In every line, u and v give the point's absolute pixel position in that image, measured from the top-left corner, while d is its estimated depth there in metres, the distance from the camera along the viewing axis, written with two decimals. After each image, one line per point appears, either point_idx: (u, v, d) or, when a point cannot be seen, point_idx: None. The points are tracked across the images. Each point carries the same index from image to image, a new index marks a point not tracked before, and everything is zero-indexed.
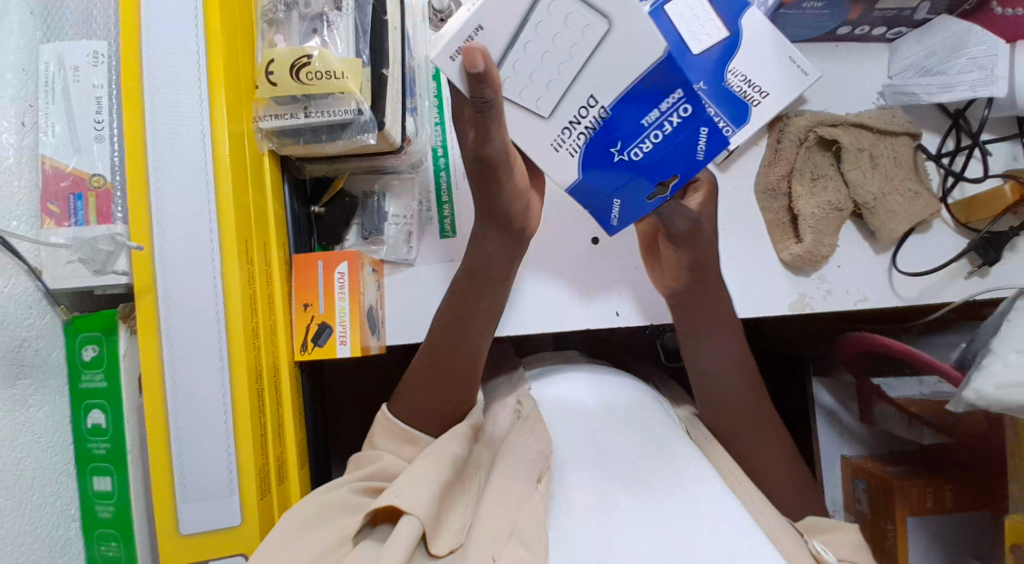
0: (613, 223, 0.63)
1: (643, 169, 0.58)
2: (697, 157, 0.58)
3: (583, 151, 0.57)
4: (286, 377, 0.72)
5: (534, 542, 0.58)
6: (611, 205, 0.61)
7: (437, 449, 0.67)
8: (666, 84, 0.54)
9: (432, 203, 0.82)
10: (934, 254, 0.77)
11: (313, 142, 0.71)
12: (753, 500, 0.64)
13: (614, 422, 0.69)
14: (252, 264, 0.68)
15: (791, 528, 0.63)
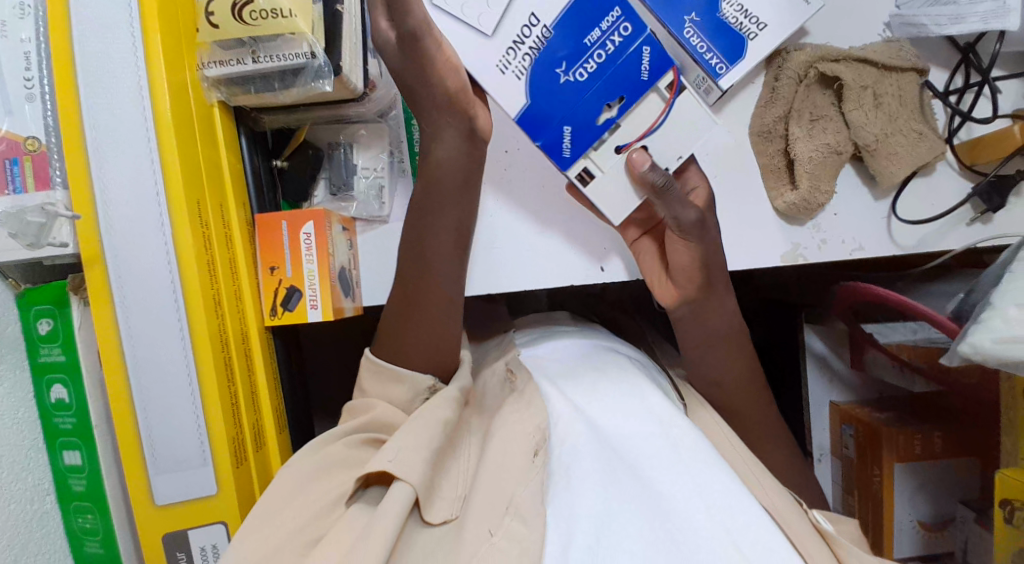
0: (566, 156, 0.63)
1: (591, 93, 0.61)
2: (642, 78, 0.60)
3: (529, 74, 0.61)
4: (256, 343, 0.70)
5: (532, 516, 0.58)
6: (562, 135, 0.62)
7: (426, 413, 0.64)
8: (601, 1, 0.59)
9: (404, 155, 0.77)
10: (936, 200, 0.72)
11: (265, 90, 0.66)
12: (755, 474, 0.65)
13: (611, 397, 0.69)
14: (207, 227, 0.64)
15: (791, 501, 0.64)
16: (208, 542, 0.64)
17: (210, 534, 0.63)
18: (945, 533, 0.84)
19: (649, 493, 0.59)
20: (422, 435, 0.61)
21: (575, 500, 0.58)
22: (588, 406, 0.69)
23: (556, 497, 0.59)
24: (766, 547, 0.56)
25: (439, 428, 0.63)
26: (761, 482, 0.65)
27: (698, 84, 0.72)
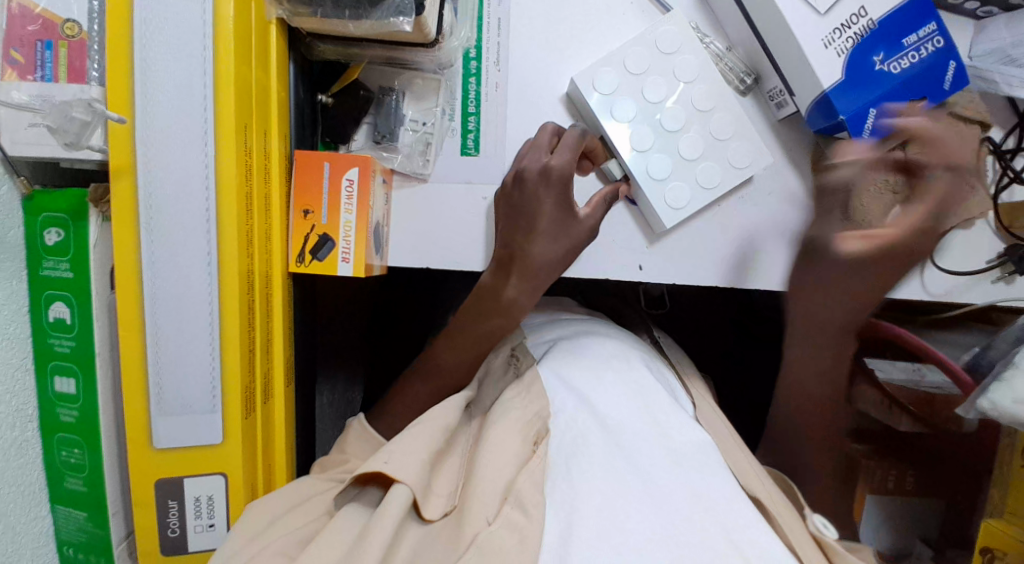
0: (864, 136, 0.64)
1: (901, 86, 0.63)
2: (944, 87, 0.64)
3: (849, 54, 0.63)
4: (278, 289, 0.65)
5: (530, 504, 0.54)
6: (867, 115, 0.64)
7: (430, 419, 0.63)
8: (922, 12, 0.62)
9: (456, 111, 0.73)
10: (970, 254, 0.74)
11: (333, 16, 0.59)
12: (755, 475, 0.62)
13: (621, 394, 0.64)
14: (251, 155, 0.58)
15: (791, 507, 0.61)
16: (205, 493, 0.60)
17: (208, 485, 0.59)
18: None
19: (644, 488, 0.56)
20: (422, 440, 0.60)
21: (577, 502, 0.53)
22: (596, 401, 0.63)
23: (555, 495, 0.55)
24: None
25: (441, 435, 0.62)
26: (763, 488, 0.61)
27: (772, 96, 0.71)
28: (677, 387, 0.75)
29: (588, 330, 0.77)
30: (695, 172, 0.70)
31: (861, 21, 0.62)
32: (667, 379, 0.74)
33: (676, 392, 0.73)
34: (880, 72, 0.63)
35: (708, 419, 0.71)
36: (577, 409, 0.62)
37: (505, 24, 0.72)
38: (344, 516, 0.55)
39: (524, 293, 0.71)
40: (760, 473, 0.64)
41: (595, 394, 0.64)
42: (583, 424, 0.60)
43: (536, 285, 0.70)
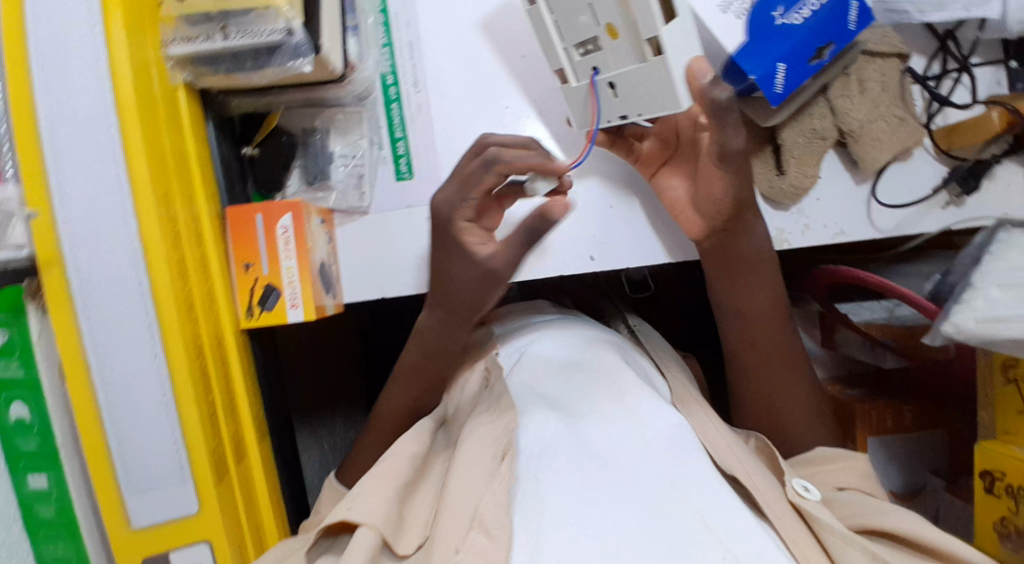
0: (778, 91, 0.64)
1: (808, 34, 0.63)
2: (847, 28, 0.64)
3: (750, 14, 0.65)
4: (231, 346, 0.65)
5: (496, 530, 0.55)
6: (777, 70, 0.63)
7: (396, 453, 0.67)
8: None
9: (384, 140, 0.74)
10: (914, 184, 0.74)
11: (236, 70, 0.60)
12: (733, 452, 0.63)
13: (591, 395, 0.64)
14: (176, 220, 0.58)
15: (769, 476, 0.63)
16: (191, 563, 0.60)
17: (192, 555, 0.59)
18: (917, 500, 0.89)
19: (627, 477, 0.56)
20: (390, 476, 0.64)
21: (545, 505, 0.54)
22: (568, 407, 0.63)
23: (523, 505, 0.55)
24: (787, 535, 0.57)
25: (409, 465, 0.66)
26: (742, 464, 0.62)
27: None
28: (647, 366, 0.76)
29: (558, 330, 0.77)
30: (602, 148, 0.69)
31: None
32: (638, 363, 0.75)
33: (649, 374, 0.73)
34: (783, 24, 0.63)
35: (684, 401, 0.71)
36: (547, 414, 0.62)
37: (417, 46, 0.73)
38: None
39: (449, 328, 0.71)
40: (741, 448, 0.65)
41: (566, 400, 0.64)
42: (553, 427, 0.61)
43: (457, 319, 0.70)
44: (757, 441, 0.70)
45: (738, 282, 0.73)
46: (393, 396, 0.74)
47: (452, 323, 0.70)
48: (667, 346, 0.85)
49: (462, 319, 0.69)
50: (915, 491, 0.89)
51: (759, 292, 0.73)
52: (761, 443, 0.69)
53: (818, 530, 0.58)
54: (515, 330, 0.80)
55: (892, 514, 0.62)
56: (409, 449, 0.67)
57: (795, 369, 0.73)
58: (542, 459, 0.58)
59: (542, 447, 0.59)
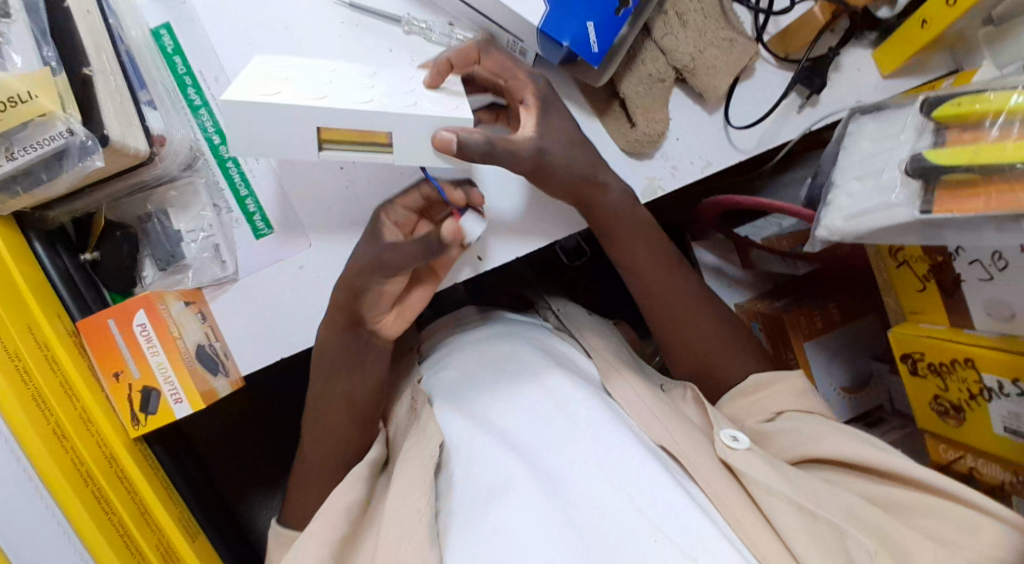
0: (595, 50, 0.63)
1: None
2: None
3: None
4: (125, 457, 0.63)
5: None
6: (587, 30, 0.62)
7: (336, 498, 0.62)
8: None
9: (229, 202, 0.71)
10: (764, 97, 0.73)
11: (37, 186, 0.58)
12: (659, 420, 0.63)
13: (511, 406, 0.63)
14: (19, 357, 0.56)
15: (697, 434, 0.62)
16: None
17: None
18: (868, 390, 0.90)
19: (553, 484, 0.55)
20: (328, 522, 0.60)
21: (475, 532, 0.53)
22: (492, 423, 0.62)
23: (452, 536, 0.54)
24: (715, 488, 0.56)
25: (343, 515, 0.61)
26: (666, 431, 0.61)
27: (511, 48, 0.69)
28: (570, 352, 0.75)
29: (475, 339, 0.75)
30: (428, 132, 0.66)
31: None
32: (558, 351, 0.73)
33: (573, 361, 0.72)
34: None
35: (613, 381, 0.69)
36: (472, 433, 0.61)
37: None
38: None
39: (353, 342, 0.66)
40: (670, 412, 0.64)
41: (489, 415, 0.63)
42: (480, 446, 0.60)
43: (358, 328, 0.65)
44: (693, 393, 0.68)
45: (637, 239, 0.71)
46: (316, 441, 0.69)
47: (357, 332, 0.65)
48: (592, 319, 0.84)
49: (363, 323, 0.64)
50: (864, 381, 0.90)
51: (651, 245, 0.72)
52: (695, 396, 0.68)
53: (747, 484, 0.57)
54: (437, 350, 0.78)
55: (827, 440, 0.62)
56: (348, 493, 0.63)
57: (704, 312, 0.73)
58: (469, 486, 0.57)
59: (473, 469, 0.58)
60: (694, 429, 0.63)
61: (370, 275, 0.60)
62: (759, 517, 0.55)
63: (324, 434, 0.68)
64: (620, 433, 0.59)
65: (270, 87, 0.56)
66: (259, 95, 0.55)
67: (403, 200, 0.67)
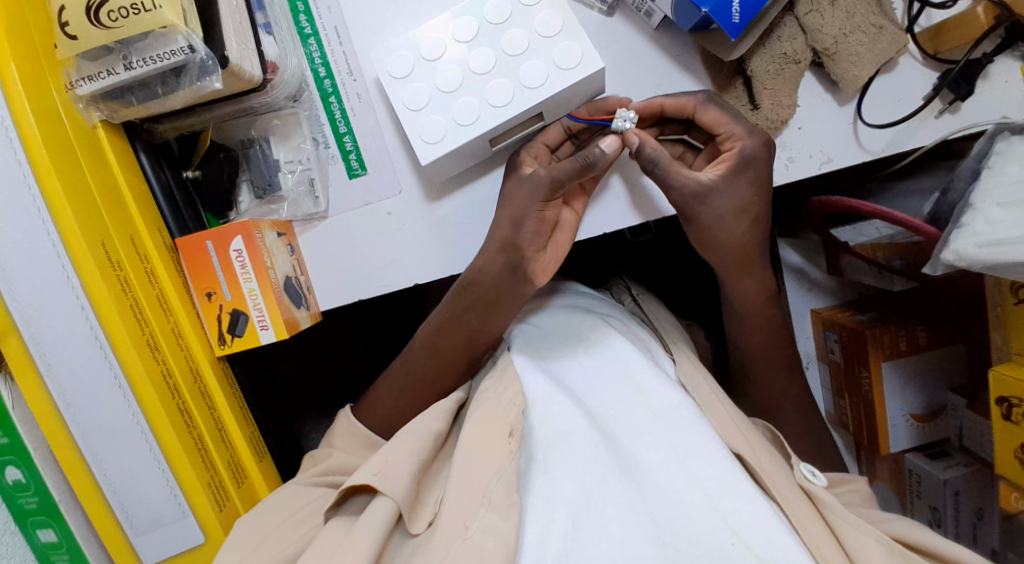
0: (736, 21, 0.59)
1: None
2: None
3: None
4: (209, 373, 0.65)
5: (505, 506, 0.52)
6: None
7: (416, 426, 0.63)
8: None
9: (328, 137, 0.70)
10: (902, 96, 0.67)
11: (151, 99, 0.58)
12: (741, 430, 0.61)
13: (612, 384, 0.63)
14: (121, 268, 0.57)
15: (778, 457, 0.61)
16: None
17: None
18: (939, 420, 0.85)
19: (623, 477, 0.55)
20: (409, 449, 0.60)
21: (552, 489, 0.54)
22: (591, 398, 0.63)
23: (535, 487, 0.55)
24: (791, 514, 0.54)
25: (431, 443, 0.62)
26: (747, 444, 0.59)
27: (638, 6, 0.65)
28: (652, 343, 0.72)
29: (567, 303, 0.75)
30: (551, 51, 0.63)
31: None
32: (640, 337, 0.71)
33: (653, 353, 0.70)
34: None
35: (689, 375, 0.68)
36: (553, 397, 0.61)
37: (343, 31, 0.68)
38: (329, 527, 0.57)
39: (508, 280, 0.65)
40: (747, 421, 0.63)
41: (594, 388, 0.64)
42: (559, 405, 0.61)
43: (518, 270, 0.65)
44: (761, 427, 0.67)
45: (746, 226, 0.68)
46: (418, 355, 0.71)
47: (516, 276, 0.65)
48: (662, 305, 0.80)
49: (525, 267, 0.65)
50: (936, 411, 0.85)
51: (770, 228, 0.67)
52: (767, 429, 0.65)
53: (823, 510, 0.56)
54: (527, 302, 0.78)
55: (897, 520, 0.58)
56: (432, 427, 0.63)
57: None
58: (547, 444, 0.58)
59: (550, 430, 0.59)
60: (772, 449, 0.62)
61: (529, 199, 0.63)
62: (837, 548, 0.53)
63: (432, 353, 0.70)
64: (701, 435, 0.57)
65: (437, 130, 0.64)
66: (433, 142, 0.64)
67: (544, 135, 0.68)
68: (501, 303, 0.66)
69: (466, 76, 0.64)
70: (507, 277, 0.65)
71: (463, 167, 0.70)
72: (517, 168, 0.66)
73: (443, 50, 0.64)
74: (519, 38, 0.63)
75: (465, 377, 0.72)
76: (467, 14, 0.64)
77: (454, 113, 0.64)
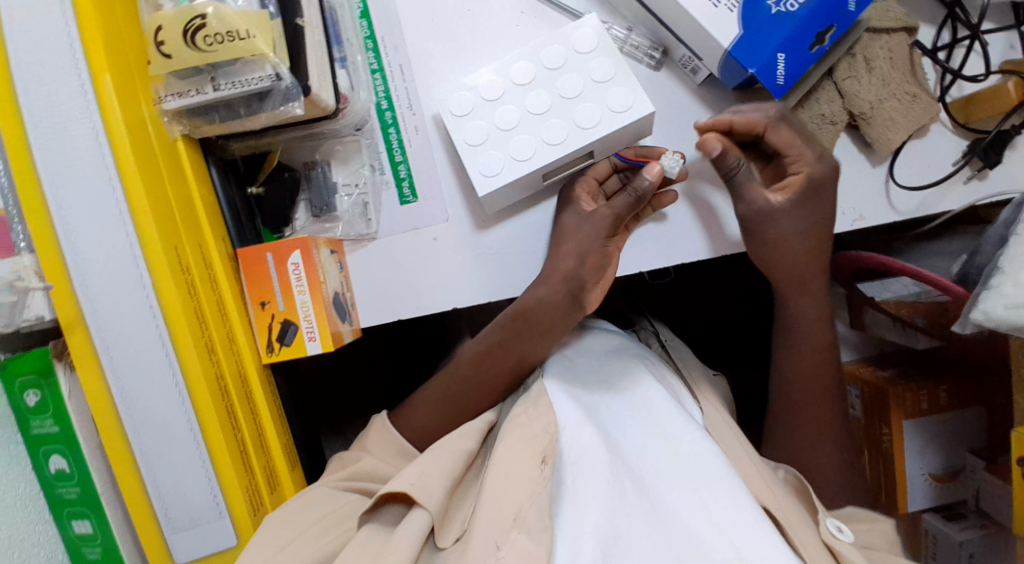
0: (779, 82, 0.63)
1: (804, 22, 0.61)
2: (850, 9, 0.61)
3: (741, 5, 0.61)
4: (255, 379, 0.67)
5: (537, 530, 0.54)
6: (777, 61, 0.62)
7: (451, 445, 0.64)
8: None
9: (385, 165, 0.73)
10: (933, 162, 0.71)
11: (231, 118, 0.62)
12: (764, 480, 0.62)
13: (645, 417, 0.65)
14: (189, 271, 0.60)
15: (801, 511, 0.61)
16: None
17: None
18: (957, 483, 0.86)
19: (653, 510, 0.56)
20: (441, 463, 0.62)
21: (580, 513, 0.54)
22: (625, 426, 0.65)
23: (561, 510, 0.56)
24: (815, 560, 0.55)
25: (462, 460, 0.64)
26: (772, 495, 0.61)
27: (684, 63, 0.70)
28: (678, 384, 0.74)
29: (598, 339, 0.77)
30: (605, 96, 0.67)
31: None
32: (667, 380, 0.73)
33: (679, 394, 0.72)
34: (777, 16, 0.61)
35: (714, 424, 0.69)
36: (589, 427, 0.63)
37: (408, 69, 0.72)
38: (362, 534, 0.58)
39: (564, 310, 0.68)
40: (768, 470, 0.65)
41: (628, 417, 0.66)
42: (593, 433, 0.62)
43: (576, 301, 0.68)
44: (787, 474, 0.67)
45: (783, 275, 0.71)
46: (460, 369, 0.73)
47: (573, 306, 0.68)
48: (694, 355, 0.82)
49: (582, 298, 0.68)
50: (955, 472, 0.86)
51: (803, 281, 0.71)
52: (795, 479, 0.66)
53: None
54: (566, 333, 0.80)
55: None
56: (462, 445, 0.65)
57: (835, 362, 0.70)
58: (576, 470, 0.59)
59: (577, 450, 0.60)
60: (797, 504, 0.62)
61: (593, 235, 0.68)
62: None
63: (473, 374, 0.72)
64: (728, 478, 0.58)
65: (491, 163, 0.68)
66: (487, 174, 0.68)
67: (594, 171, 0.73)
68: (552, 333, 0.69)
69: (522, 116, 0.68)
70: (562, 308, 0.68)
71: (513, 198, 0.73)
72: (574, 204, 0.70)
73: (501, 91, 0.68)
74: (575, 84, 0.67)
75: (496, 400, 0.74)
76: (526, 58, 0.68)
77: (509, 148, 0.68)
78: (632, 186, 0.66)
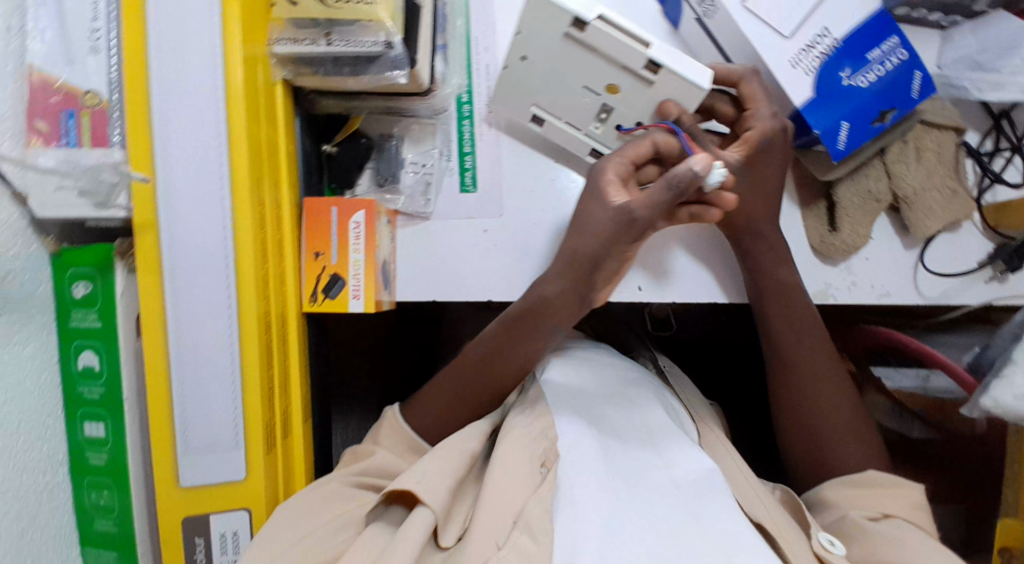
0: (840, 147, 0.68)
1: (869, 98, 0.67)
2: (911, 96, 0.67)
3: (817, 72, 0.67)
4: (292, 324, 0.69)
5: (541, 529, 0.55)
6: (841, 128, 0.67)
7: (457, 444, 0.65)
8: (880, 29, 0.66)
9: (453, 152, 0.77)
10: (960, 256, 0.76)
11: (333, 74, 0.65)
12: (763, 504, 0.63)
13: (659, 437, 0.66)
14: (263, 203, 0.62)
15: (795, 523, 0.63)
16: (230, 530, 0.62)
17: (234, 520, 0.62)
18: None
19: None
20: (447, 465, 0.62)
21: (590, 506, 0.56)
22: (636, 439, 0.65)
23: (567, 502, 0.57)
24: None
25: (467, 461, 0.63)
26: (768, 512, 0.62)
27: None
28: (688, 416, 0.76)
29: (605, 355, 0.78)
30: None
31: (826, 40, 0.66)
32: (677, 409, 0.73)
33: (687, 423, 0.73)
34: (847, 88, 0.67)
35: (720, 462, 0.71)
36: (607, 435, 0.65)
37: (493, 69, 0.76)
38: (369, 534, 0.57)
39: (573, 306, 0.69)
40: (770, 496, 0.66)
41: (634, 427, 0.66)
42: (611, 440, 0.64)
43: (585, 297, 0.69)
44: (784, 491, 0.69)
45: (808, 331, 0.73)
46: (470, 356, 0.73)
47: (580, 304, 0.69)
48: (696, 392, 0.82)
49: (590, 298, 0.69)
50: None
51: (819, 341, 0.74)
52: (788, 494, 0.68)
53: None
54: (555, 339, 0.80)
55: None
56: (469, 444, 0.65)
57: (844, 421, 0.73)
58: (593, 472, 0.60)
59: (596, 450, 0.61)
60: (788, 515, 0.64)
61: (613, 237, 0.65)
62: None
63: (482, 364, 0.72)
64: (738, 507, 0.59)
65: None
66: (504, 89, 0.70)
67: (633, 152, 0.68)
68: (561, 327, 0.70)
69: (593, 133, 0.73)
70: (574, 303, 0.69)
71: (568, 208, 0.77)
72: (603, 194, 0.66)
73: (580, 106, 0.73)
74: None
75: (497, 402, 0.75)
76: None
77: None
78: (672, 176, 0.61)
